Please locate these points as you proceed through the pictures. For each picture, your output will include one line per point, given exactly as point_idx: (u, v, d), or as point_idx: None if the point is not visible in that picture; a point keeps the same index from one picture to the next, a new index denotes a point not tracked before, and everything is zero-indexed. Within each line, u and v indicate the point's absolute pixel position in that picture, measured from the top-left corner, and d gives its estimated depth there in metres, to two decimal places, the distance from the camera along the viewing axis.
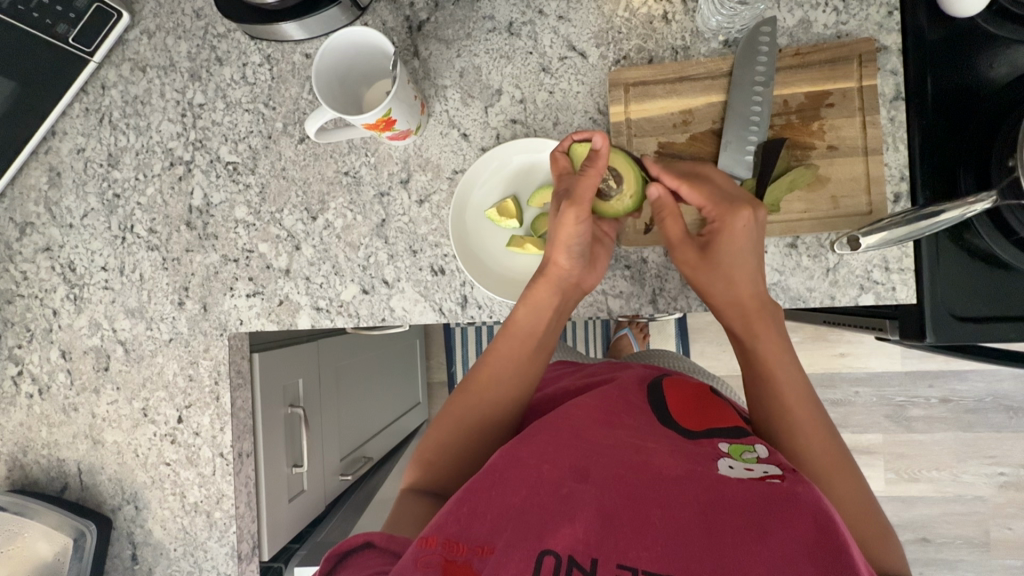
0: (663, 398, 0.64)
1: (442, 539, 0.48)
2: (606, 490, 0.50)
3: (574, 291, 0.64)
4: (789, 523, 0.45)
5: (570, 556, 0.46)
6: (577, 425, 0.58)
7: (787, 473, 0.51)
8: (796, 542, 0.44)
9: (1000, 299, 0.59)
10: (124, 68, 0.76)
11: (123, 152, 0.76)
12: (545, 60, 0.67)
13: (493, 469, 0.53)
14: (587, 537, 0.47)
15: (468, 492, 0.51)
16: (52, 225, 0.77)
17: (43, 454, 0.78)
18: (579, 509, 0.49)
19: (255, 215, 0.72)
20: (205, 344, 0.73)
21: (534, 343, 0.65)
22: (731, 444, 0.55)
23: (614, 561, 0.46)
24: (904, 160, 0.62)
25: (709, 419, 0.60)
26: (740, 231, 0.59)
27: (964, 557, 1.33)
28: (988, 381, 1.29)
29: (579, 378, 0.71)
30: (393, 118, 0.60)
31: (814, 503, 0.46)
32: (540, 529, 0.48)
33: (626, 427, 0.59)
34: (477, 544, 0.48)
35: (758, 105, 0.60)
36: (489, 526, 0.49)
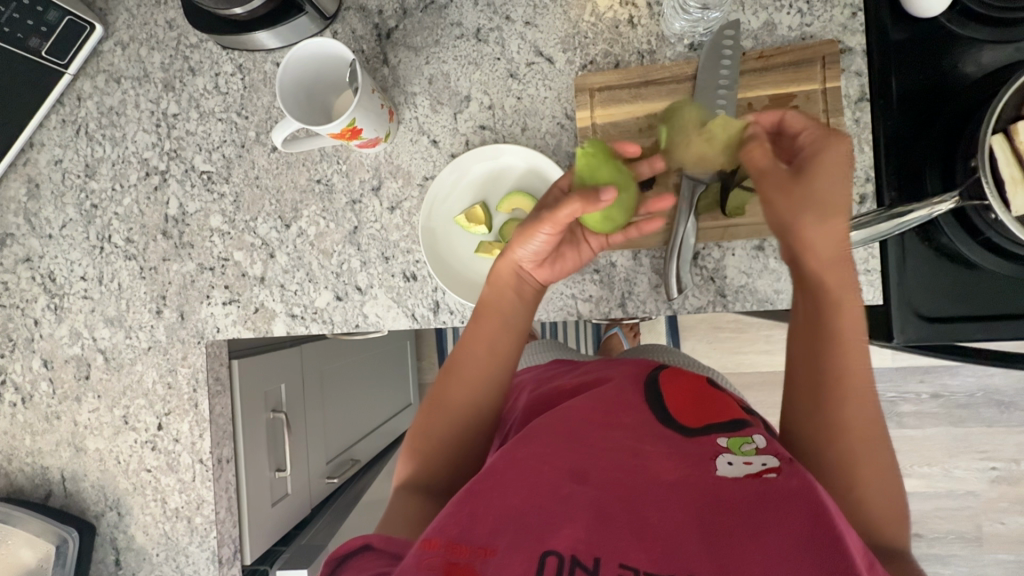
0: (661, 394, 0.62)
1: (444, 542, 0.47)
2: (604, 493, 0.50)
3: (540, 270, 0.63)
4: (788, 515, 0.45)
5: (572, 556, 0.45)
6: (573, 427, 0.57)
7: (784, 464, 0.50)
8: (793, 536, 0.44)
9: (966, 299, 0.59)
10: (99, 79, 0.76)
11: (100, 162, 0.76)
12: (512, 66, 0.67)
13: (493, 472, 0.53)
14: (587, 537, 0.47)
15: (467, 495, 0.51)
16: (31, 236, 0.78)
17: (27, 462, 0.79)
18: (577, 511, 0.49)
19: (229, 224, 0.73)
20: (183, 351, 0.74)
21: (503, 331, 0.64)
22: (730, 438, 0.54)
23: (615, 561, 0.45)
24: (870, 160, 0.60)
25: (705, 414, 0.59)
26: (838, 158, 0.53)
27: (956, 552, 1.34)
28: (979, 376, 1.29)
29: (575, 376, 0.69)
30: (358, 127, 0.61)
31: (807, 492, 0.46)
32: (539, 531, 0.48)
33: (624, 426, 0.58)
34: (478, 546, 0.47)
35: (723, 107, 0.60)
36: (490, 528, 0.48)
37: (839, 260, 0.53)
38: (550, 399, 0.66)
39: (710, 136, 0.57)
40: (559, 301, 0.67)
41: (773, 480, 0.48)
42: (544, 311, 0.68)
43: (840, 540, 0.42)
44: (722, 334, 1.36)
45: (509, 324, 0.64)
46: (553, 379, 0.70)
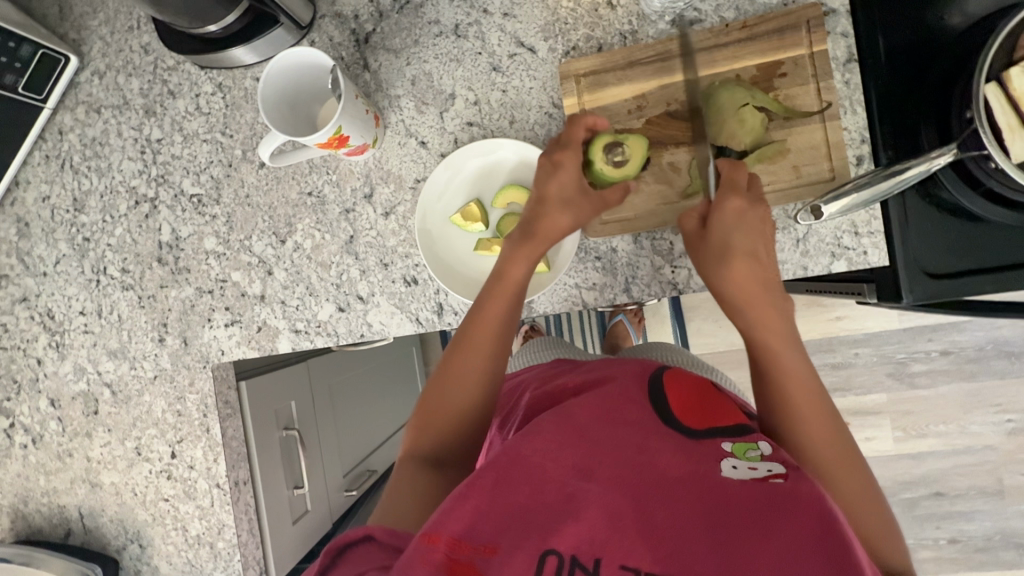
0: (665, 392, 0.59)
1: (446, 537, 0.45)
2: (609, 490, 0.50)
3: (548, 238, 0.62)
4: (793, 518, 0.42)
5: (573, 556, 0.46)
6: (578, 425, 0.55)
7: (789, 470, 0.48)
8: (800, 536, 0.41)
9: (972, 254, 0.58)
10: (79, 111, 0.75)
11: (87, 195, 0.76)
12: (494, 60, 0.66)
13: (497, 466, 0.51)
14: (592, 536, 0.47)
15: (469, 488, 0.49)
16: (26, 275, 0.77)
17: (44, 502, 0.78)
18: (584, 509, 0.48)
19: (224, 244, 0.72)
20: (189, 378, 0.74)
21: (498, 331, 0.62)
22: (735, 442, 0.53)
23: (616, 562, 0.45)
24: (863, 121, 0.60)
25: (713, 414, 0.57)
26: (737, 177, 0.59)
27: (979, 508, 1.33)
28: (988, 330, 1.29)
29: (578, 374, 0.66)
30: (344, 135, 0.60)
31: (818, 499, 0.43)
32: (542, 529, 0.48)
33: (629, 423, 0.55)
34: (481, 543, 0.47)
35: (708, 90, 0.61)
36: (494, 525, 0.48)
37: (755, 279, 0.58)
38: (553, 398, 0.63)
39: (744, 120, 0.59)
40: (562, 291, 0.66)
41: (778, 484, 0.46)
42: (549, 304, 0.67)
43: (851, 549, 0.39)
44: None
45: (502, 320, 0.61)
46: (557, 377, 0.68)
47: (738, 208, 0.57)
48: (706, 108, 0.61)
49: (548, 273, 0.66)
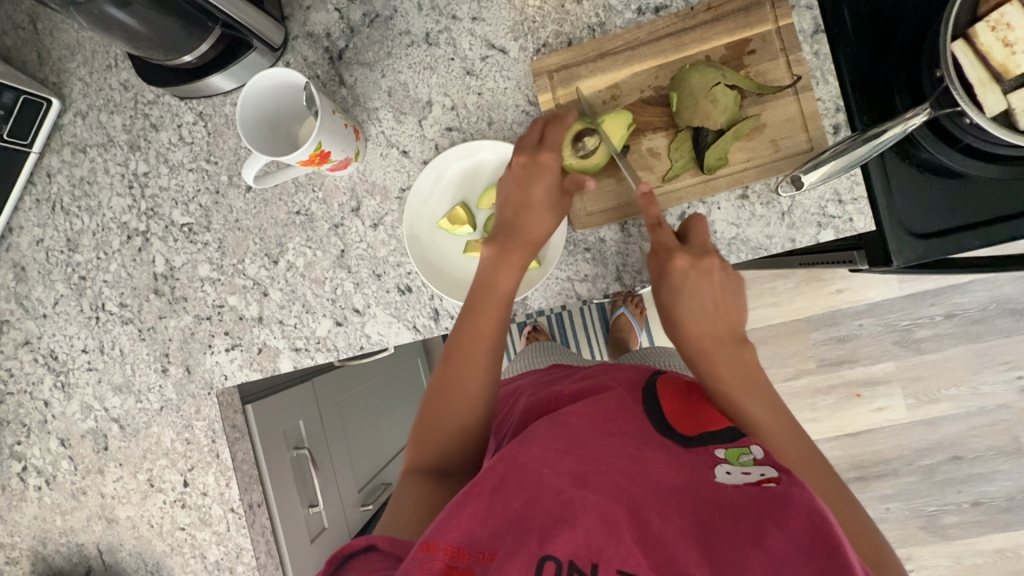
0: (658, 403, 0.61)
1: (444, 544, 0.45)
2: (606, 497, 0.49)
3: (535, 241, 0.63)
4: (786, 520, 0.44)
5: (571, 561, 0.45)
6: (574, 433, 0.56)
7: (782, 474, 0.50)
8: (794, 539, 0.43)
9: (956, 210, 0.60)
10: (65, 152, 0.76)
11: (80, 234, 0.76)
12: (467, 64, 0.67)
13: (495, 472, 0.51)
14: (588, 541, 0.46)
15: (468, 494, 0.49)
16: (27, 319, 0.78)
17: (62, 542, 0.79)
18: (580, 514, 0.48)
19: (218, 270, 0.73)
20: (195, 405, 0.74)
21: (489, 342, 0.63)
22: (728, 448, 0.55)
23: (615, 567, 0.45)
24: (836, 90, 0.61)
25: (702, 424, 0.59)
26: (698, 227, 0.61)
27: (999, 468, 1.32)
28: (990, 289, 1.28)
29: (573, 381, 0.67)
30: (326, 151, 0.60)
31: (810, 502, 0.45)
32: (540, 533, 0.47)
33: (625, 433, 0.57)
34: (478, 549, 0.46)
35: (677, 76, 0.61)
36: (490, 530, 0.48)
37: (714, 331, 0.63)
38: (547, 405, 0.63)
39: (716, 99, 0.58)
40: (555, 285, 0.66)
41: (772, 488, 0.48)
42: (543, 299, 0.67)
43: (841, 551, 0.41)
44: None
45: (493, 331, 0.62)
46: (551, 384, 0.68)
47: (684, 266, 0.60)
48: (678, 94, 0.60)
49: (538, 270, 0.66)
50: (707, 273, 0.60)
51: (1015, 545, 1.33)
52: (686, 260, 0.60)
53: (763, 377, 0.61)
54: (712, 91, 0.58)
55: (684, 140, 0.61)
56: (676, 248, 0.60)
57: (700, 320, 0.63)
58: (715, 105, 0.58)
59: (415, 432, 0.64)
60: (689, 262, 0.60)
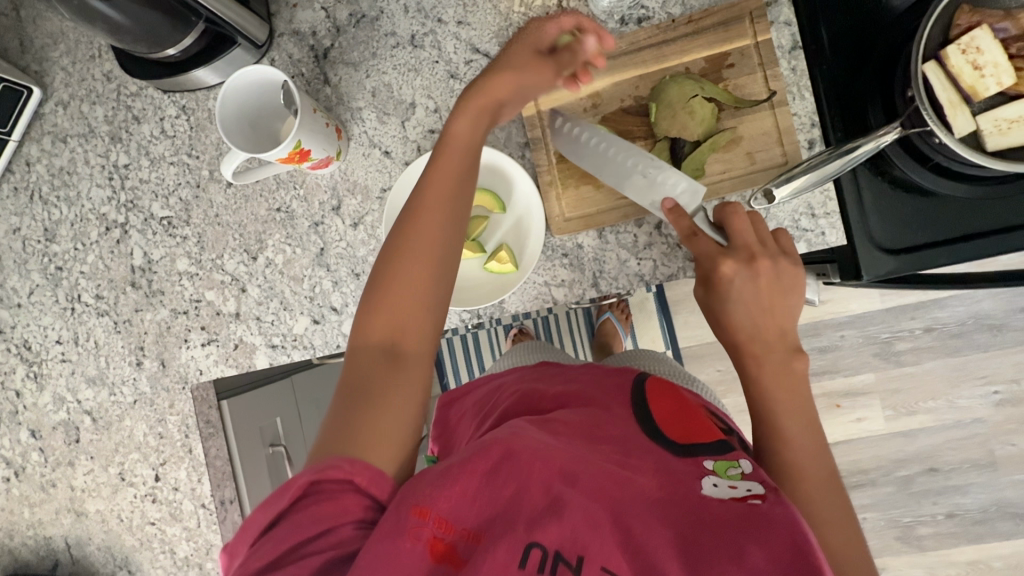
0: (648, 407, 0.60)
1: (435, 514, 0.46)
2: (593, 501, 0.49)
3: (482, 118, 0.57)
4: (767, 537, 0.44)
5: (556, 552, 0.46)
6: (563, 434, 0.55)
7: (767, 491, 0.49)
8: (773, 564, 0.42)
9: (924, 227, 0.61)
10: (45, 141, 0.76)
11: (58, 224, 0.76)
12: (451, 67, 0.68)
13: (484, 461, 0.50)
14: (574, 536, 0.47)
15: (461, 472, 0.50)
16: (0, 308, 0.77)
17: (30, 535, 0.78)
18: (567, 511, 0.48)
19: (196, 265, 0.73)
20: (169, 400, 0.74)
21: (441, 228, 0.56)
22: (716, 461, 0.54)
23: (597, 564, 0.46)
24: (812, 106, 0.61)
25: (692, 431, 0.58)
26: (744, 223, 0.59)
27: (973, 481, 1.35)
28: (969, 304, 1.31)
29: (557, 382, 0.66)
30: (306, 149, 0.61)
31: (792, 521, 0.44)
32: (528, 523, 0.47)
33: (611, 439, 0.56)
34: (465, 528, 0.47)
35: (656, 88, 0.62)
36: (479, 512, 0.48)
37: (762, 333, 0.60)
38: (533, 403, 0.64)
39: (694, 111, 0.59)
40: (533, 290, 0.67)
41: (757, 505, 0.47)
42: (520, 302, 0.67)
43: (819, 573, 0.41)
44: None
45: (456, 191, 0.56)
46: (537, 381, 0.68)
47: (730, 272, 0.59)
48: (657, 104, 0.61)
49: (515, 273, 0.65)
50: (757, 277, 0.58)
51: (987, 557, 1.35)
52: (734, 265, 0.59)
53: (811, 403, 0.59)
54: (692, 102, 0.59)
55: (662, 149, 0.62)
56: (721, 253, 0.59)
57: (749, 318, 0.60)
58: (693, 117, 0.59)
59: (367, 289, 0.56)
60: (738, 267, 0.58)
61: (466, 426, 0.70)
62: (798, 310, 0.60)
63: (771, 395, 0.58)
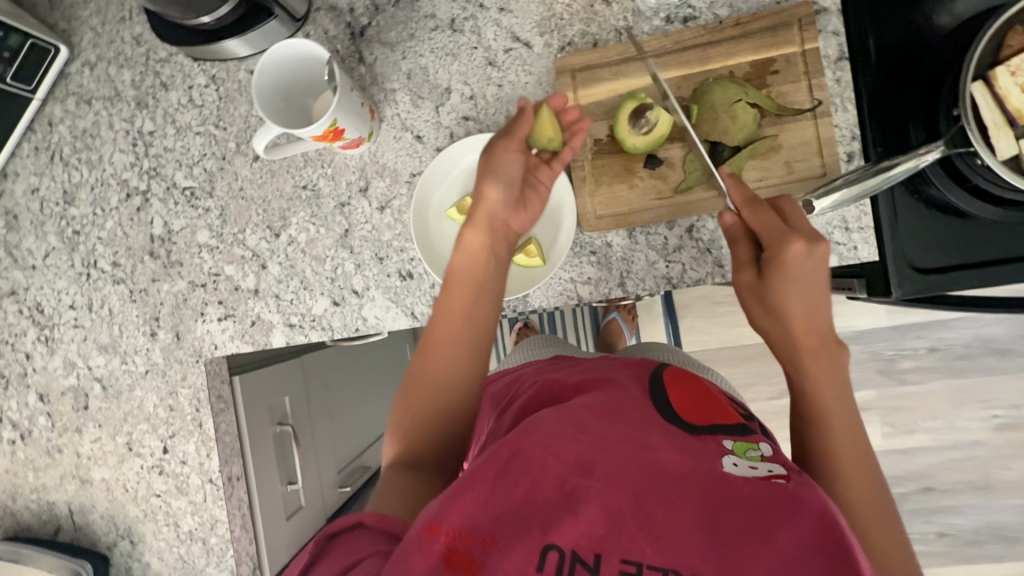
0: (665, 392, 0.61)
1: (446, 528, 0.45)
2: (612, 487, 0.48)
3: (491, 238, 0.64)
4: (792, 519, 0.44)
5: (573, 551, 0.45)
6: (578, 422, 0.54)
7: (790, 472, 0.49)
8: (800, 542, 0.43)
9: (956, 249, 0.60)
10: (68, 102, 0.74)
11: (78, 187, 0.75)
12: (490, 54, 0.67)
13: (497, 463, 0.50)
14: (591, 532, 0.46)
15: (468, 480, 0.49)
16: (15, 269, 0.76)
17: (33, 499, 0.77)
18: (585, 506, 0.48)
19: (217, 238, 0.72)
20: (182, 372, 0.73)
21: (460, 345, 0.62)
22: (736, 442, 0.54)
23: (618, 557, 0.45)
24: (853, 118, 0.62)
25: (712, 414, 0.58)
26: (788, 210, 0.57)
27: (966, 502, 1.36)
28: (976, 327, 1.31)
29: (575, 372, 0.67)
30: (340, 128, 0.60)
31: (817, 502, 0.45)
32: (543, 524, 0.47)
33: (630, 421, 0.55)
34: (480, 535, 0.46)
35: (697, 92, 0.61)
36: (493, 517, 0.47)
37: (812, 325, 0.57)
38: (551, 394, 0.63)
39: (736, 116, 0.59)
40: (558, 286, 0.66)
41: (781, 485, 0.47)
42: (544, 298, 0.67)
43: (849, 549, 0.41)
44: (720, 308, 1.37)
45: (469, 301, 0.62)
46: (554, 372, 0.69)
47: (799, 252, 0.54)
48: (698, 107, 0.60)
49: (542, 267, 0.65)
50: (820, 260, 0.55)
51: None
52: (802, 245, 0.54)
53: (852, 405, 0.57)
54: (734, 107, 0.59)
55: (699, 152, 0.61)
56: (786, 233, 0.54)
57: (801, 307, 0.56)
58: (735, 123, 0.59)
59: (398, 432, 0.62)
60: (805, 248, 0.54)
61: (484, 420, 0.70)
62: (832, 310, 0.58)
63: (818, 389, 0.56)
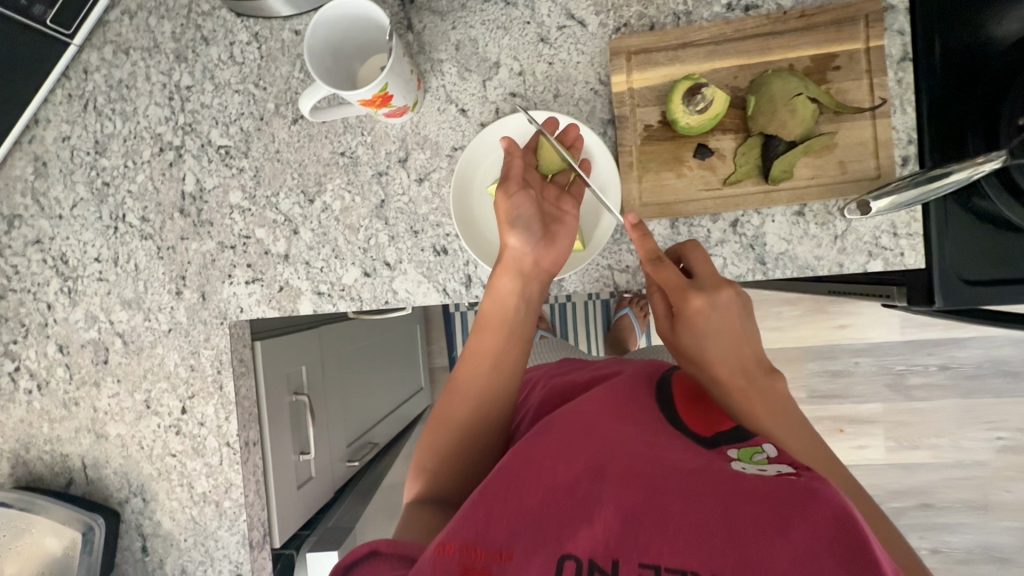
0: (670, 396, 0.58)
1: (460, 544, 0.43)
2: (624, 489, 0.44)
3: (527, 283, 0.62)
4: (807, 512, 0.38)
5: (592, 560, 0.40)
6: (587, 427, 0.51)
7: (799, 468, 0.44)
8: (817, 531, 0.36)
9: (1005, 262, 0.59)
10: (106, 51, 0.73)
11: (110, 138, 0.73)
12: (543, 30, 0.65)
13: (507, 474, 0.47)
14: (608, 537, 0.41)
15: (481, 494, 0.46)
16: (41, 217, 0.75)
17: (46, 450, 0.77)
18: (598, 509, 0.43)
19: (250, 199, 0.71)
20: (205, 333, 0.72)
21: (484, 385, 0.63)
22: (740, 448, 0.49)
23: (636, 561, 0.39)
24: (911, 121, 0.61)
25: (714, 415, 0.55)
26: (700, 260, 0.61)
27: (963, 520, 1.36)
28: (989, 348, 1.31)
29: (586, 372, 0.67)
30: (389, 94, 0.58)
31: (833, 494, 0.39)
32: (558, 531, 0.43)
33: (639, 426, 0.52)
34: (495, 549, 0.42)
35: (756, 85, 0.59)
36: (507, 530, 0.44)
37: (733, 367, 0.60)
38: (563, 399, 0.62)
39: (795, 110, 0.57)
40: (595, 271, 0.66)
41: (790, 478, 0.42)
42: (579, 283, 0.66)
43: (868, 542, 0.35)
44: None
45: (494, 345, 0.64)
46: (567, 377, 0.67)
47: (698, 303, 0.59)
48: (756, 99, 0.58)
49: (582, 252, 0.64)
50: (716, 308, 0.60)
51: None
52: (700, 297, 0.59)
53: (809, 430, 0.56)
54: (794, 100, 0.57)
55: (753, 144, 0.60)
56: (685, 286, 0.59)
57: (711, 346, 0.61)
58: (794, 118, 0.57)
59: (419, 463, 0.62)
60: (703, 299, 0.59)
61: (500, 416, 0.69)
62: (741, 347, 0.61)
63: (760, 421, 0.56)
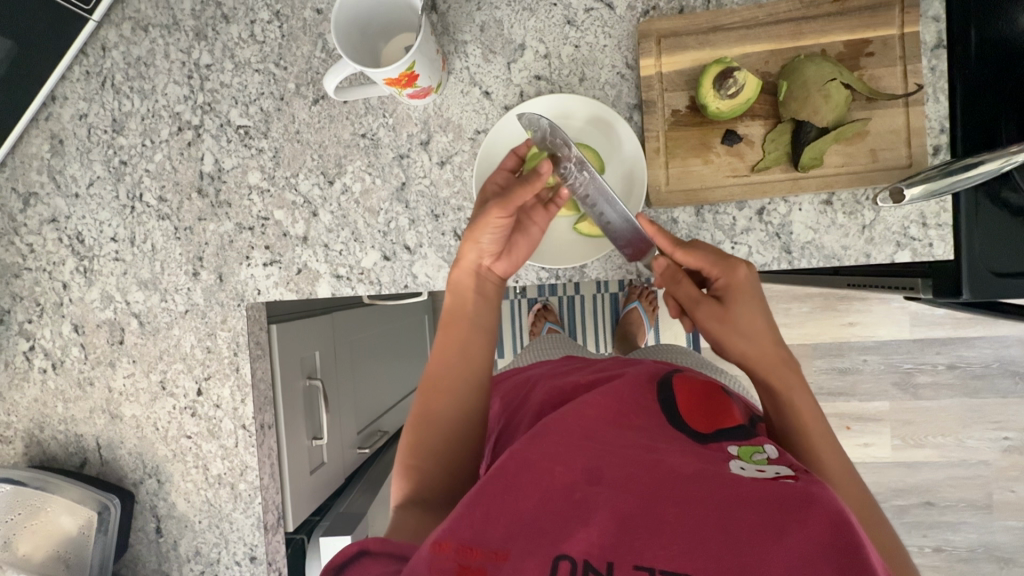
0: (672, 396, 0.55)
1: (456, 544, 0.40)
2: (623, 493, 0.42)
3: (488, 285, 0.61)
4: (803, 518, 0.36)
5: (586, 561, 0.38)
6: (587, 427, 0.50)
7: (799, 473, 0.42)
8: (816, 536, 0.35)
9: None
10: (125, 28, 0.72)
11: (128, 117, 0.73)
12: (570, 12, 0.64)
13: (504, 472, 0.45)
14: (602, 540, 0.39)
15: (476, 495, 0.43)
16: (57, 195, 0.75)
17: (61, 430, 0.77)
18: (594, 512, 0.41)
19: (269, 180, 0.70)
20: (222, 315, 0.72)
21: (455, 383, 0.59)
22: (740, 446, 0.48)
23: (630, 563, 0.37)
24: (944, 110, 0.60)
25: (715, 416, 0.52)
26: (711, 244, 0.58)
27: (966, 519, 1.36)
28: (996, 347, 1.30)
29: (588, 374, 0.63)
30: (415, 73, 0.57)
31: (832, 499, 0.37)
32: (553, 533, 0.40)
33: (638, 428, 0.51)
34: (492, 549, 0.40)
35: (788, 71, 0.58)
36: (504, 531, 0.41)
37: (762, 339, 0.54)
38: (563, 396, 0.59)
39: (829, 95, 0.56)
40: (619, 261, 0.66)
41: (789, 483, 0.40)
42: (601, 270, 0.66)
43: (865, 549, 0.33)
44: None
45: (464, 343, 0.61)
46: (567, 375, 0.64)
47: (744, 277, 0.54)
48: (788, 83, 0.57)
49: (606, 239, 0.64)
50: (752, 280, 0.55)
51: None
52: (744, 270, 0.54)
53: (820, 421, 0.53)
54: (829, 83, 0.56)
55: (784, 130, 0.59)
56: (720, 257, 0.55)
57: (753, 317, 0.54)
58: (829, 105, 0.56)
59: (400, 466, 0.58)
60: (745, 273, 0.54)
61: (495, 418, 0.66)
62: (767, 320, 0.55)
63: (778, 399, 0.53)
